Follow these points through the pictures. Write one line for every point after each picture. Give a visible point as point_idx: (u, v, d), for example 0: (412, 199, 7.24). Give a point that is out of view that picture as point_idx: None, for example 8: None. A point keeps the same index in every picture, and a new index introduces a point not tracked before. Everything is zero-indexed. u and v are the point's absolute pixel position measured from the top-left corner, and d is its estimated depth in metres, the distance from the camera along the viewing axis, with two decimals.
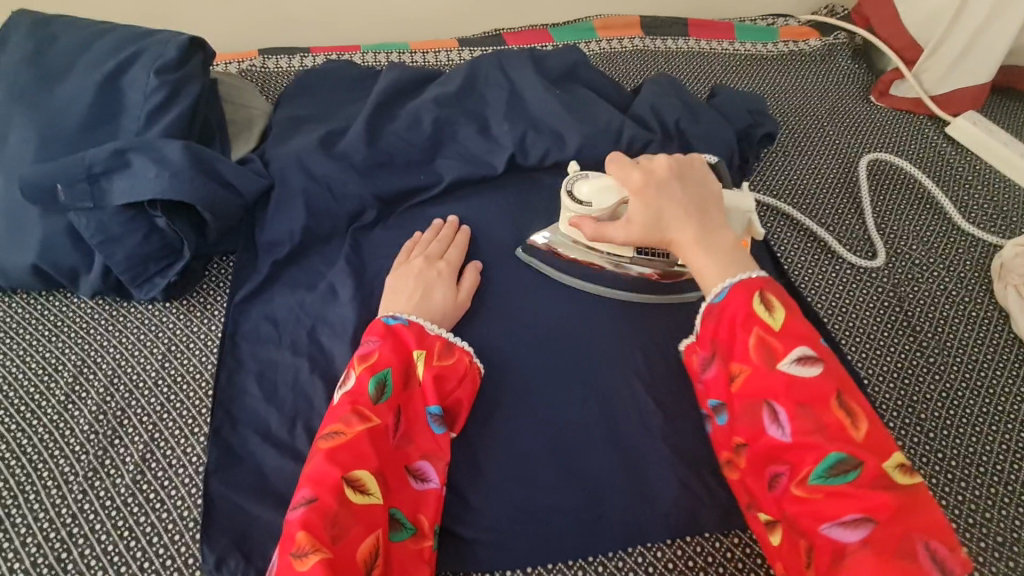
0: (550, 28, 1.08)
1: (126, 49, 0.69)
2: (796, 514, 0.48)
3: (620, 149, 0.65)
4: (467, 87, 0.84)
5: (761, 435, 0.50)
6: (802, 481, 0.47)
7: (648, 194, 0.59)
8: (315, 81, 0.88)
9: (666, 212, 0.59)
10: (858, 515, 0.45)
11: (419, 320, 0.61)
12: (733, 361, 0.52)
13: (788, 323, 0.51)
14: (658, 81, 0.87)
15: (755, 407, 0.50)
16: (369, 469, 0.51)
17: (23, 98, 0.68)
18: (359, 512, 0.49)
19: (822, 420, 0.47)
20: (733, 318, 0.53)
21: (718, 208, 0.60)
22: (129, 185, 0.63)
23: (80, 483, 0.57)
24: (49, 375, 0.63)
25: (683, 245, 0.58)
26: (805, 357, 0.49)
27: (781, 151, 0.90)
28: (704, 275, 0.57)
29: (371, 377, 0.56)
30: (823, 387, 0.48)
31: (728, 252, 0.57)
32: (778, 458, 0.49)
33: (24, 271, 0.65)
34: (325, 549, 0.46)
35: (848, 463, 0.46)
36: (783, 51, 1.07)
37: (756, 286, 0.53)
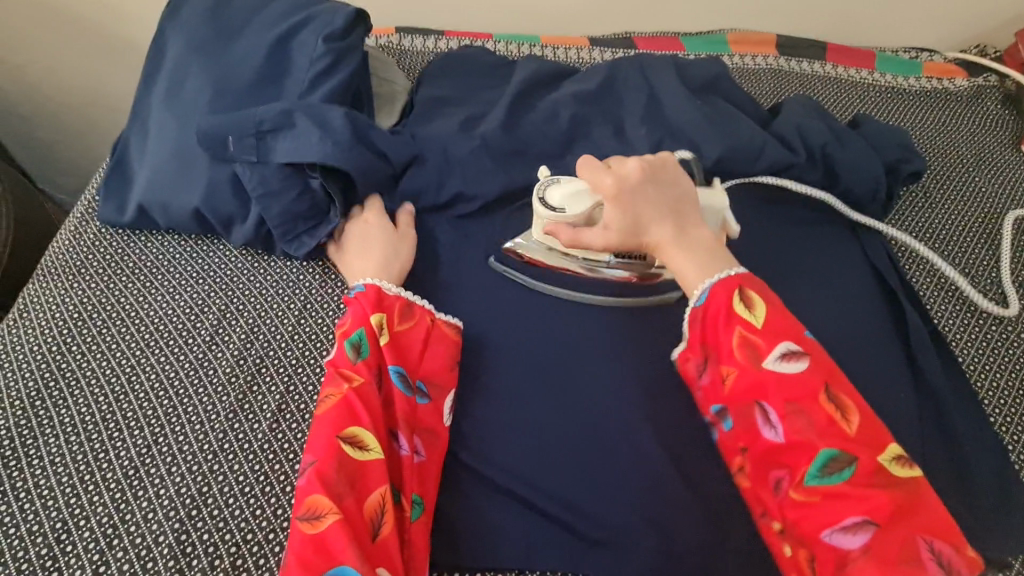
0: (681, 37, 1.06)
1: (299, 13, 0.72)
2: (797, 521, 0.48)
3: (584, 167, 0.61)
4: (607, 86, 0.83)
5: (757, 437, 0.50)
6: (799, 484, 0.48)
7: (623, 202, 0.59)
8: (451, 63, 0.87)
9: (649, 226, 0.59)
10: (859, 517, 0.45)
11: (371, 282, 0.63)
12: (722, 362, 0.53)
13: (769, 318, 0.52)
14: (801, 103, 0.84)
15: (746, 410, 0.51)
16: (362, 425, 0.55)
17: (201, 49, 0.71)
18: (358, 467, 0.53)
19: (812, 418, 0.48)
20: (714, 316, 0.54)
21: (694, 209, 0.61)
22: (292, 144, 0.65)
23: (221, 422, 0.60)
24: (197, 315, 0.66)
25: (662, 247, 0.59)
26: (789, 352, 0.50)
27: (923, 192, 0.86)
28: (683, 274, 0.58)
29: (345, 343, 0.60)
30: (811, 381, 0.49)
31: (707, 255, 0.58)
32: (776, 460, 0.49)
33: (187, 214, 0.69)
34: (336, 507, 0.49)
35: (842, 460, 0.47)
36: (927, 87, 1.01)
37: (735, 282, 0.55)
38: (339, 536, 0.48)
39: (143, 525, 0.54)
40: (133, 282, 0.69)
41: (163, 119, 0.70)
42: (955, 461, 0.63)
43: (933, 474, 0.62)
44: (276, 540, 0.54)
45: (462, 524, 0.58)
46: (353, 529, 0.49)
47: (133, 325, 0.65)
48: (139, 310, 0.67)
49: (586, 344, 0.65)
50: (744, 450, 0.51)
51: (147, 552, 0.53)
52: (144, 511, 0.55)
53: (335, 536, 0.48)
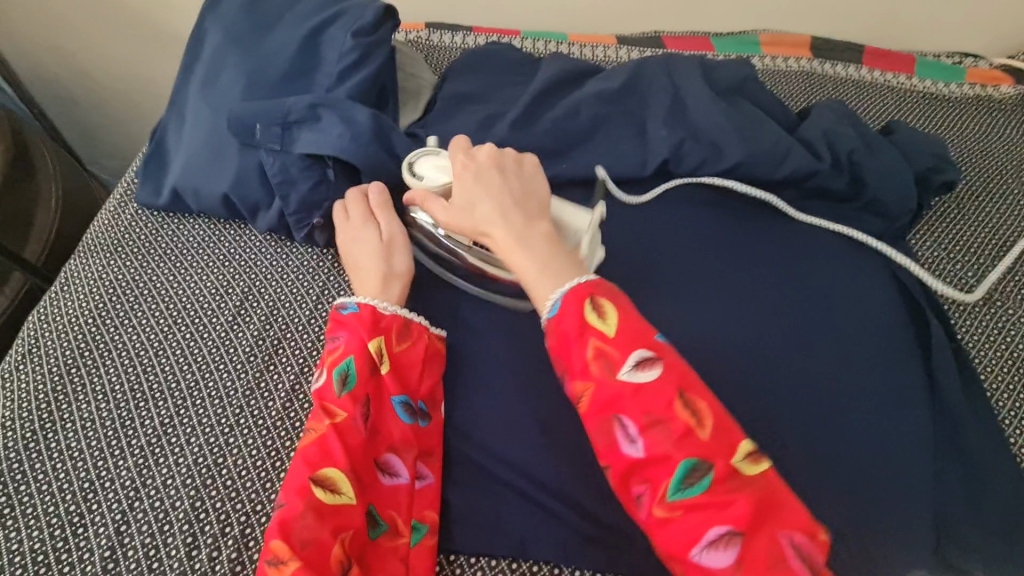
0: (712, 37, 1.05)
1: (332, 9, 0.74)
2: (665, 540, 0.47)
3: (452, 147, 0.65)
4: (630, 86, 0.82)
5: (617, 453, 0.49)
6: (662, 499, 0.47)
7: (466, 183, 0.60)
8: (478, 59, 0.88)
9: (483, 213, 0.58)
10: (721, 529, 0.45)
11: (366, 303, 0.61)
12: (577, 379, 0.51)
13: (620, 326, 0.51)
14: (831, 107, 0.82)
15: (606, 425, 0.49)
16: (335, 467, 0.53)
17: (237, 41, 0.74)
18: (328, 511, 0.51)
19: (670, 429, 0.47)
20: (568, 331, 0.52)
21: (540, 203, 0.61)
22: (313, 138, 0.67)
23: (239, 398, 0.62)
24: (221, 295, 0.69)
25: (497, 239, 0.57)
26: (643, 360, 0.50)
27: (956, 204, 0.83)
28: (520, 269, 0.56)
29: (332, 372, 0.58)
30: (664, 390, 0.48)
31: (543, 245, 0.57)
32: (639, 477, 0.48)
33: (216, 199, 0.72)
34: (296, 554, 0.48)
35: (700, 470, 0.46)
36: (969, 94, 0.97)
37: (586, 291, 0.53)
38: None
39: (162, 490, 0.57)
40: (164, 261, 0.72)
41: (199, 107, 0.74)
42: (966, 480, 0.62)
43: (941, 492, 0.61)
44: None
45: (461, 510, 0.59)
46: (318, 572, 0.47)
47: (162, 302, 0.69)
48: (169, 288, 0.70)
49: None
50: (606, 469, 0.50)
51: (164, 515, 0.56)
52: (163, 478, 0.58)
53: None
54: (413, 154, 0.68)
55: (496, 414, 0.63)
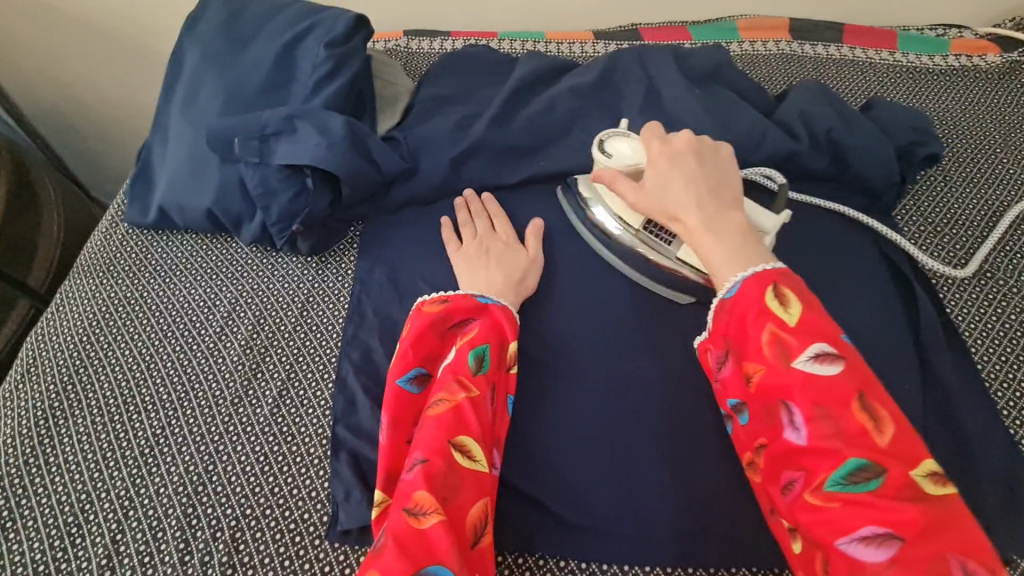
0: (689, 27, 1.04)
1: (304, 22, 0.75)
2: (811, 525, 0.44)
3: (646, 130, 0.64)
4: (606, 78, 0.82)
5: (778, 437, 0.47)
6: (817, 488, 0.44)
7: (660, 169, 0.59)
8: (453, 61, 0.88)
9: (677, 198, 0.57)
10: (877, 526, 0.41)
11: (507, 303, 0.63)
12: (749, 360, 0.50)
13: (805, 318, 0.48)
14: (809, 87, 0.82)
15: (771, 407, 0.48)
16: (473, 436, 0.52)
17: (215, 60, 0.76)
18: (467, 477, 0.50)
19: (840, 424, 0.44)
20: (745, 313, 0.50)
21: (733, 193, 0.58)
22: (291, 149, 0.68)
23: (227, 406, 0.64)
24: (209, 307, 0.71)
25: (687, 225, 0.56)
26: (822, 354, 0.46)
27: (943, 176, 0.82)
28: (709, 257, 0.55)
29: (469, 351, 0.57)
30: (843, 386, 0.45)
31: (737, 237, 0.54)
32: (793, 462, 0.46)
33: (200, 214, 0.74)
34: (440, 509, 0.46)
35: (869, 471, 0.43)
36: (955, 66, 0.96)
37: (771, 278, 0.51)
38: (446, 540, 0.44)
39: (155, 498, 0.59)
40: (154, 278, 0.74)
41: (181, 126, 0.76)
42: (957, 454, 0.61)
43: None
44: (272, 515, 0.57)
45: None
46: (455, 532, 0.46)
47: (153, 317, 0.71)
48: (159, 303, 0.72)
49: (576, 333, 0.67)
50: (762, 446, 0.49)
51: (157, 523, 0.58)
52: (156, 486, 0.59)
53: (439, 538, 0.44)
54: (602, 133, 0.68)
55: None
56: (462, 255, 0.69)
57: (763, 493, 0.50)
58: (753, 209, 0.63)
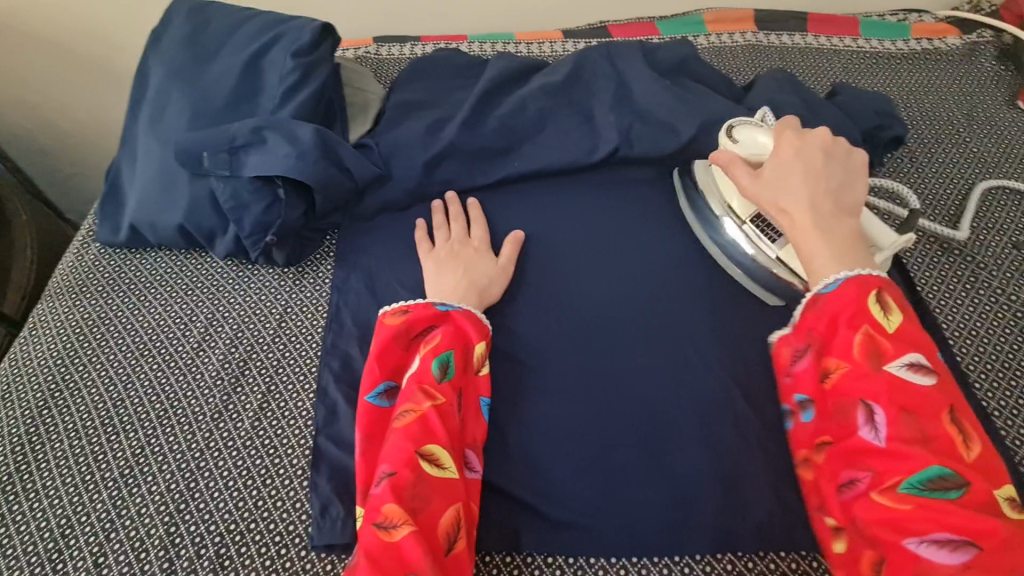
0: (656, 21, 1.05)
1: (269, 33, 0.75)
2: (875, 522, 0.46)
3: (780, 124, 0.63)
4: (574, 76, 0.82)
5: (853, 435, 0.49)
6: (889, 489, 0.46)
7: (784, 163, 0.59)
8: (422, 66, 0.88)
9: (794, 193, 0.58)
10: (952, 532, 0.43)
11: (472, 306, 0.63)
12: (831, 356, 0.52)
13: (903, 327, 0.51)
14: (774, 77, 0.83)
15: (847, 406, 0.50)
16: (440, 444, 0.53)
17: (180, 75, 0.76)
18: (437, 486, 0.51)
19: (924, 431, 0.47)
20: (840, 312, 0.52)
21: (851, 200, 0.58)
22: (261, 160, 0.68)
23: (208, 422, 0.63)
24: (186, 324, 0.70)
25: (795, 219, 0.57)
26: (916, 365, 0.49)
27: (910, 157, 0.83)
28: (808, 253, 0.56)
29: (433, 359, 0.57)
30: (935, 399, 0.47)
31: (845, 242, 0.56)
32: (862, 461, 0.48)
33: (172, 230, 0.73)
34: (410, 520, 0.48)
35: (950, 481, 0.45)
36: (917, 50, 0.98)
37: (874, 284, 0.52)
38: (417, 551, 0.46)
39: (136, 519, 0.58)
40: (128, 297, 0.73)
41: (148, 143, 0.75)
42: None
43: None
44: (257, 529, 0.57)
45: None
46: (427, 541, 0.48)
47: (130, 338, 0.70)
48: (135, 323, 0.71)
49: (555, 331, 0.67)
50: (829, 442, 0.51)
51: (140, 544, 0.57)
52: (137, 507, 0.59)
53: (410, 549, 0.46)
54: (733, 119, 0.66)
55: None
56: (435, 264, 0.69)
57: (810, 489, 0.54)
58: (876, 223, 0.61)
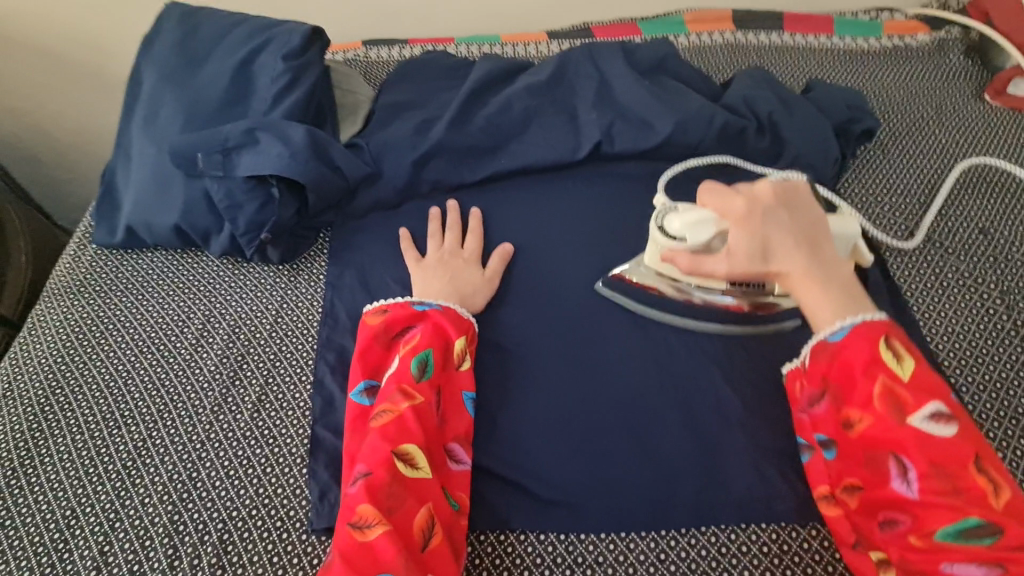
0: (638, 22, 1.08)
1: (259, 37, 0.77)
2: (917, 563, 0.49)
3: (710, 194, 0.59)
4: (558, 75, 0.85)
5: (885, 485, 0.51)
6: (927, 534, 0.48)
7: (755, 229, 0.56)
8: (410, 68, 0.91)
9: (779, 255, 0.56)
10: (990, 573, 0.46)
11: (451, 304, 0.66)
12: (852, 408, 0.52)
13: (916, 373, 0.51)
14: (751, 74, 0.86)
15: (878, 457, 0.51)
16: (415, 443, 0.55)
17: (173, 79, 0.78)
18: (410, 485, 0.53)
19: (954, 480, 0.48)
20: (853, 364, 0.53)
21: (828, 238, 0.58)
22: (254, 160, 0.70)
23: (208, 415, 0.65)
24: (184, 321, 0.72)
25: (794, 280, 0.56)
26: (938, 414, 0.50)
27: (881, 149, 0.86)
28: (817, 313, 0.56)
29: (411, 359, 0.60)
30: (960, 447, 0.49)
31: (842, 285, 0.56)
32: (899, 508, 0.50)
33: (168, 230, 0.75)
34: (384, 519, 0.50)
35: (984, 528, 0.47)
36: (887, 48, 1.02)
37: (882, 329, 0.53)
38: (389, 548, 0.48)
39: (140, 508, 0.60)
40: (126, 296, 0.75)
41: (143, 145, 0.77)
42: None
43: None
44: (259, 515, 0.59)
45: None
46: (401, 539, 0.50)
47: (128, 335, 0.71)
48: (133, 320, 0.72)
49: (543, 320, 0.69)
50: (860, 488, 0.53)
51: (144, 532, 0.58)
52: (141, 497, 0.60)
53: (384, 548, 0.49)
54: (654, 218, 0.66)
55: None
56: (422, 269, 0.71)
57: (839, 524, 0.55)
58: (838, 221, 0.62)
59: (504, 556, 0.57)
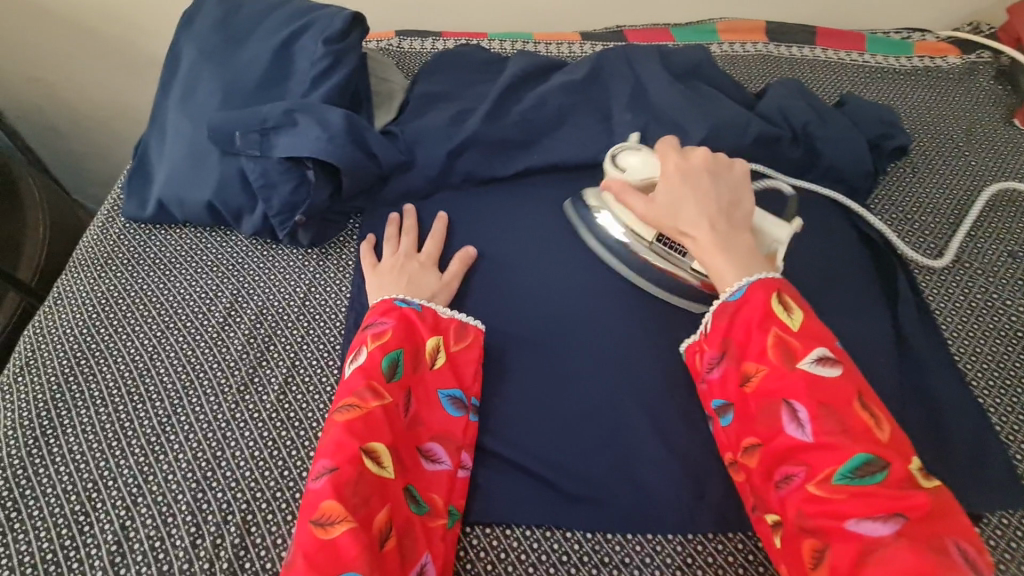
0: (671, 28, 1.09)
1: (300, 20, 0.77)
2: (816, 515, 0.47)
3: (662, 144, 0.65)
4: (594, 75, 0.85)
5: (780, 434, 0.50)
6: (822, 481, 0.48)
7: (675, 185, 0.61)
8: (444, 59, 0.91)
9: (689, 213, 0.60)
10: (887, 512, 0.45)
11: (432, 306, 0.65)
12: (749, 361, 0.54)
13: (805, 323, 0.54)
14: (785, 84, 0.86)
15: (772, 407, 0.51)
16: (383, 442, 0.54)
17: (213, 56, 0.77)
18: (376, 483, 0.52)
19: (842, 420, 0.49)
20: (750, 317, 0.55)
21: (745, 214, 0.61)
22: (291, 141, 0.69)
23: (234, 394, 0.64)
24: (211, 299, 0.71)
25: (698, 240, 0.59)
26: (823, 357, 0.52)
27: (911, 167, 0.86)
28: (715, 270, 0.59)
29: (383, 355, 0.59)
30: (843, 387, 0.50)
31: (743, 253, 0.58)
32: (796, 457, 0.49)
33: (200, 207, 0.74)
34: (349, 517, 0.49)
35: (874, 464, 0.47)
36: (918, 67, 1.02)
37: (774, 285, 0.56)
38: (350, 546, 0.47)
39: (163, 485, 0.59)
40: (153, 271, 0.74)
41: (179, 120, 0.76)
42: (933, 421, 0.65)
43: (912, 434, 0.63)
44: (283, 498, 0.58)
45: None
46: (363, 536, 0.48)
47: (154, 310, 0.71)
48: (159, 295, 0.72)
49: (572, 318, 0.69)
50: (758, 445, 0.52)
51: (167, 508, 0.58)
52: (164, 473, 0.60)
53: (346, 544, 0.47)
54: (615, 148, 0.70)
55: (487, 386, 0.65)
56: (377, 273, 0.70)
57: (745, 491, 0.54)
58: (770, 219, 0.64)
59: (531, 553, 0.58)
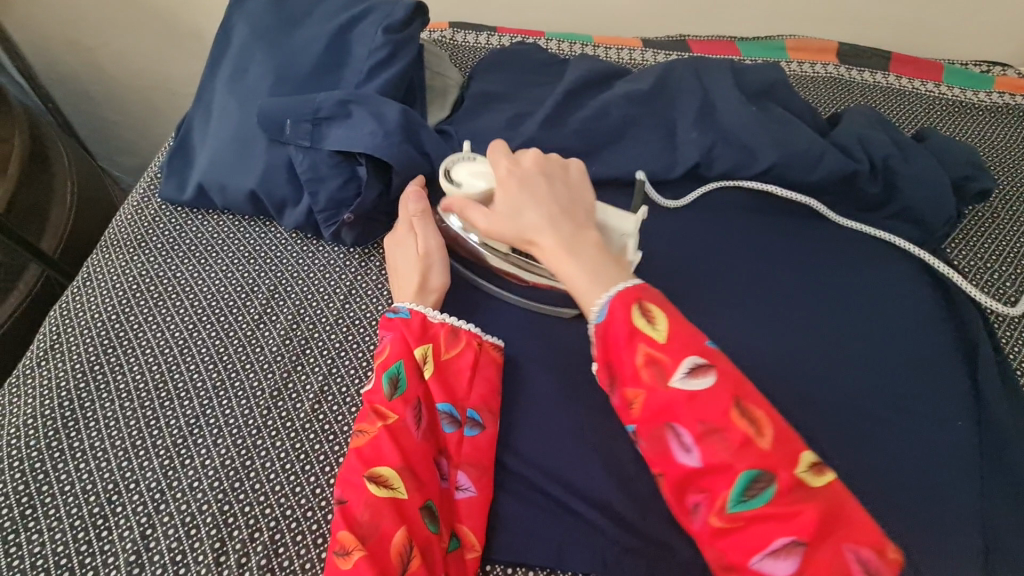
0: (736, 41, 1.04)
1: (359, 5, 0.73)
2: (723, 549, 0.44)
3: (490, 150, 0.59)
4: (660, 86, 0.80)
5: (670, 465, 0.45)
6: (719, 511, 0.43)
7: (510, 191, 0.54)
8: (502, 58, 0.86)
9: (531, 220, 0.53)
10: (787, 536, 0.41)
11: (419, 309, 0.61)
12: (628, 387, 0.47)
13: (671, 330, 0.46)
14: (862, 113, 0.81)
15: (657, 434, 0.45)
16: (390, 464, 0.52)
17: (265, 37, 0.73)
18: (383, 505, 0.49)
19: (727, 437, 0.43)
20: (615, 338, 0.47)
21: (588, 212, 0.56)
22: (345, 134, 0.65)
23: (267, 398, 0.61)
24: (247, 294, 0.68)
25: (544, 249, 0.52)
26: (696, 367, 0.45)
27: (993, 212, 0.81)
28: (570, 280, 0.50)
29: (383, 375, 0.57)
30: (719, 397, 0.44)
31: (592, 253, 0.51)
32: (693, 486, 0.44)
33: (243, 195, 0.71)
34: (361, 544, 0.47)
35: (761, 481, 0.42)
36: (998, 103, 0.96)
37: (634, 294, 0.48)
38: None
39: (188, 492, 0.56)
40: (188, 259, 0.71)
41: (226, 102, 0.73)
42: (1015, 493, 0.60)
43: (990, 507, 0.59)
44: (313, 518, 0.54)
45: (499, 517, 0.57)
46: (380, 563, 0.47)
47: (186, 300, 0.67)
48: (192, 284, 0.68)
49: None
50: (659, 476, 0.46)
51: (190, 518, 0.54)
52: (190, 480, 0.56)
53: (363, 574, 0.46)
54: (448, 161, 0.63)
55: (535, 413, 0.61)
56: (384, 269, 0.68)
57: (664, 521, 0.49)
58: (611, 214, 0.61)
59: None
